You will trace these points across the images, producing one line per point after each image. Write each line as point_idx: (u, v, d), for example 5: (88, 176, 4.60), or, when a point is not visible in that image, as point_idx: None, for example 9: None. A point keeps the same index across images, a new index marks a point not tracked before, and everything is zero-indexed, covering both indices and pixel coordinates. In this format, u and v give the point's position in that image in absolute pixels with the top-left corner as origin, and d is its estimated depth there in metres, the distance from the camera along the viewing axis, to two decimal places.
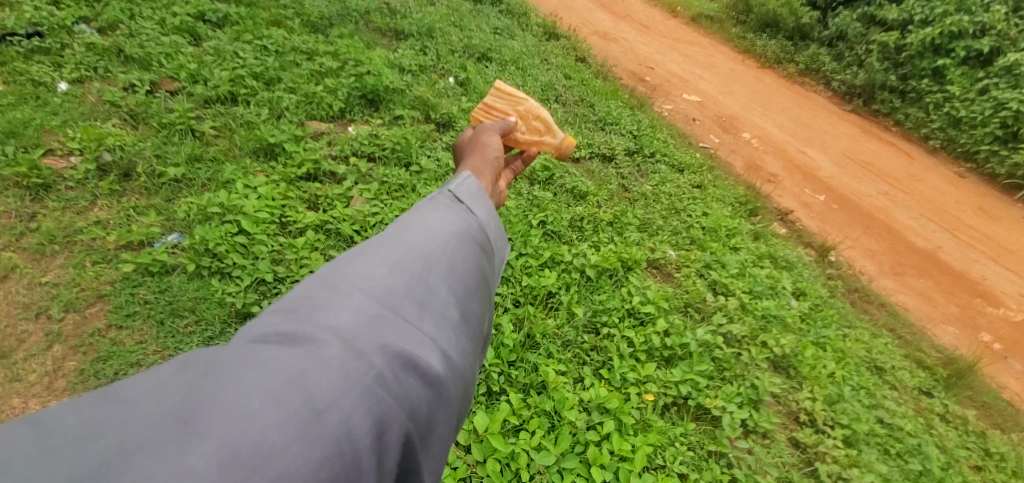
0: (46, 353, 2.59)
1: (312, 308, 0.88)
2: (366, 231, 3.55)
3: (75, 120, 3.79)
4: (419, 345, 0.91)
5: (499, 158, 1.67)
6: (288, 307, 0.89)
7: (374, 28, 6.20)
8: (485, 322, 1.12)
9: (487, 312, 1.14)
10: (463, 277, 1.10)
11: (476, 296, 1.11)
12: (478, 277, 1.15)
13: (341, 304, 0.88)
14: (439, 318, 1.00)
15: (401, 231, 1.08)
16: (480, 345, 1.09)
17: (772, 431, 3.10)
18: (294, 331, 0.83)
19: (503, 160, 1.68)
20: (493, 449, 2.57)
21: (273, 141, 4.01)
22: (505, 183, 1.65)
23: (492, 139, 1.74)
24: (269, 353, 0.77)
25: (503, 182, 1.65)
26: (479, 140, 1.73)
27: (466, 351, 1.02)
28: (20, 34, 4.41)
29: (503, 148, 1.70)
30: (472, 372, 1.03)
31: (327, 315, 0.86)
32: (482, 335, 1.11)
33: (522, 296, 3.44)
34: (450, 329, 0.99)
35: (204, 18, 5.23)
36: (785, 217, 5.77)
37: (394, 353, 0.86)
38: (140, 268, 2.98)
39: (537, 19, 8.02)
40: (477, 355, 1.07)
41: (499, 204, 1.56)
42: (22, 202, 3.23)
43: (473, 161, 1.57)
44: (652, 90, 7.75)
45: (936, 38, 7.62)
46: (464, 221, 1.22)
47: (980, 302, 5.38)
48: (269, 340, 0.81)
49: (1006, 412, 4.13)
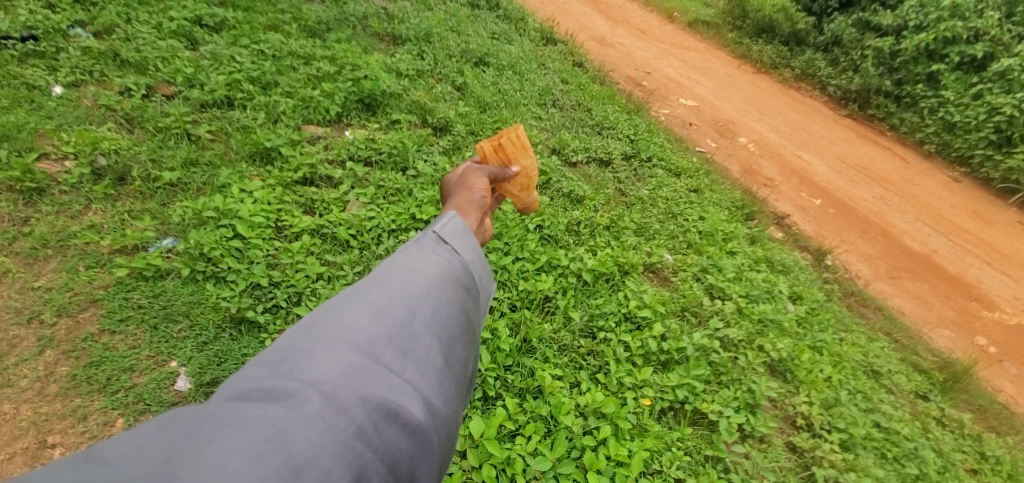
0: (38, 358, 2.56)
1: (297, 368, 1.03)
2: (363, 236, 3.55)
3: (70, 124, 3.78)
4: (395, 395, 1.08)
5: (482, 197, 1.97)
6: (276, 366, 1.04)
7: (372, 32, 6.21)
8: (461, 363, 1.30)
9: (460, 353, 1.32)
10: (436, 325, 1.27)
11: (448, 341, 1.29)
12: (452, 321, 1.33)
13: (324, 366, 1.04)
14: (415, 366, 1.16)
15: (382, 290, 1.25)
16: (456, 385, 1.26)
17: (769, 435, 3.09)
18: (280, 391, 0.97)
19: (488, 199, 2.00)
20: (489, 455, 2.56)
21: (269, 145, 4.00)
22: (490, 220, 1.99)
23: (479, 180, 2.04)
24: (254, 415, 0.91)
25: (489, 217, 1.99)
26: (466, 179, 2.04)
27: (443, 396, 1.19)
28: (14, 37, 4.39)
29: (488, 188, 2.02)
30: (450, 413, 1.20)
31: (310, 375, 1.02)
32: (458, 374, 1.28)
33: (518, 300, 3.43)
34: (423, 382, 1.15)
35: (201, 22, 5.23)
36: (782, 222, 5.80)
37: (372, 407, 1.02)
38: (134, 273, 2.97)
39: (534, 24, 8.06)
40: (453, 395, 1.24)
41: (483, 238, 1.92)
42: (15, 206, 3.21)
43: (458, 202, 1.89)
44: (648, 95, 7.79)
45: (930, 43, 7.70)
46: (438, 271, 1.39)
47: (975, 305, 5.40)
48: (255, 402, 0.95)
49: (1001, 416, 4.15)
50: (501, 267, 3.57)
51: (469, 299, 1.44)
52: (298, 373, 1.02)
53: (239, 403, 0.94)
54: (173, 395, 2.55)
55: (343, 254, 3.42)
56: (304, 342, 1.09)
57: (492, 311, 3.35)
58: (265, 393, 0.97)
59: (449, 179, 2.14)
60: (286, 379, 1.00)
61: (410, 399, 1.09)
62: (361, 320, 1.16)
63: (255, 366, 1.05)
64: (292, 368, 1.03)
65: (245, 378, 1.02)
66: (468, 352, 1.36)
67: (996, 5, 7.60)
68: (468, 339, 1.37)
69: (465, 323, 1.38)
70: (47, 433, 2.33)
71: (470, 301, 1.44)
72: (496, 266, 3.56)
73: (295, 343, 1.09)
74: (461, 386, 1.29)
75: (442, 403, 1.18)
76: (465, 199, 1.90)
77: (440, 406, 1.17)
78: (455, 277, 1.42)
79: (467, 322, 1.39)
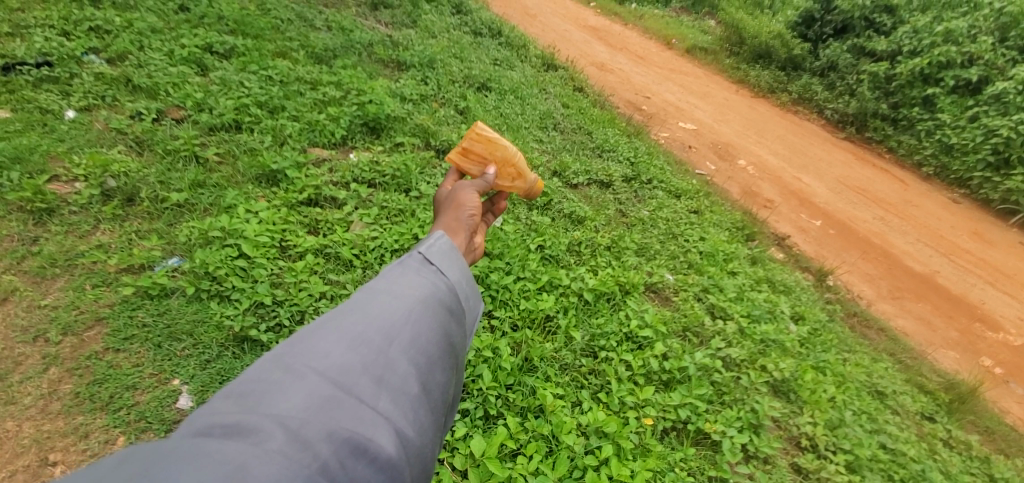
0: (43, 376, 2.57)
1: (263, 402, 1.04)
2: (365, 255, 3.59)
3: (81, 147, 3.87)
4: (365, 428, 1.08)
5: (472, 215, 2.01)
6: (243, 399, 1.05)
7: (377, 59, 6.37)
8: (438, 390, 1.32)
9: (438, 380, 1.34)
10: (413, 352, 1.31)
11: (425, 369, 1.31)
12: (429, 348, 1.36)
13: (293, 399, 1.06)
14: (389, 396, 1.18)
15: (357, 319, 1.29)
16: (433, 415, 1.27)
17: (774, 456, 3.06)
18: (243, 427, 0.98)
19: (479, 217, 2.05)
20: (489, 473, 2.54)
21: (275, 168, 4.08)
22: (480, 238, 2.04)
23: (469, 195, 2.09)
24: (213, 450, 0.90)
25: (479, 235, 2.04)
26: (457, 195, 2.07)
27: (418, 427, 1.20)
28: (30, 63, 4.53)
29: (478, 205, 2.05)
30: (425, 445, 1.21)
31: (276, 410, 1.03)
32: (435, 403, 1.29)
33: (520, 319, 3.45)
34: (399, 411, 1.17)
35: (211, 49, 5.38)
36: (782, 243, 5.83)
37: (338, 442, 1.03)
38: (140, 291, 3.00)
39: (535, 51, 8.26)
40: (428, 425, 1.25)
41: (473, 257, 1.96)
42: (25, 226, 3.26)
43: (447, 223, 1.94)
44: (648, 118, 7.93)
45: (924, 68, 7.84)
46: (418, 296, 1.43)
47: (980, 326, 5.37)
48: (216, 437, 0.94)
49: (1010, 438, 4.09)
50: (502, 287, 3.58)
51: (450, 323, 1.48)
52: (263, 408, 1.03)
53: (199, 439, 0.94)
54: (175, 413, 2.54)
55: (346, 273, 3.46)
56: (274, 374, 1.11)
57: (494, 331, 3.36)
58: (227, 429, 0.97)
59: (441, 192, 2.17)
60: (251, 413, 1.01)
61: (381, 431, 1.10)
62: (334, 352, 1.19)
63: (223, 399, 1.06)
64: (257, 402, 1.04)
65: (209, 412, 1.02)
66: (446, 379, 1.38)
67: (989, 30, 7.75)
68: (448, 367, 1.40)
69: (445, 350, 1.41)
70: (48, 450, 2.33)
71: (452, 326, 1.48)
72: (497, 286, 3.57)
73: (265, 375, 1.10)
74: (439, 415, 1.30)
75: (415, 435, 1.18)
76: (454, 219, 1.95)
77: (413, 437, 1.17)
78: (436, 302, 1.47)
79: (446, 348, 1.42)
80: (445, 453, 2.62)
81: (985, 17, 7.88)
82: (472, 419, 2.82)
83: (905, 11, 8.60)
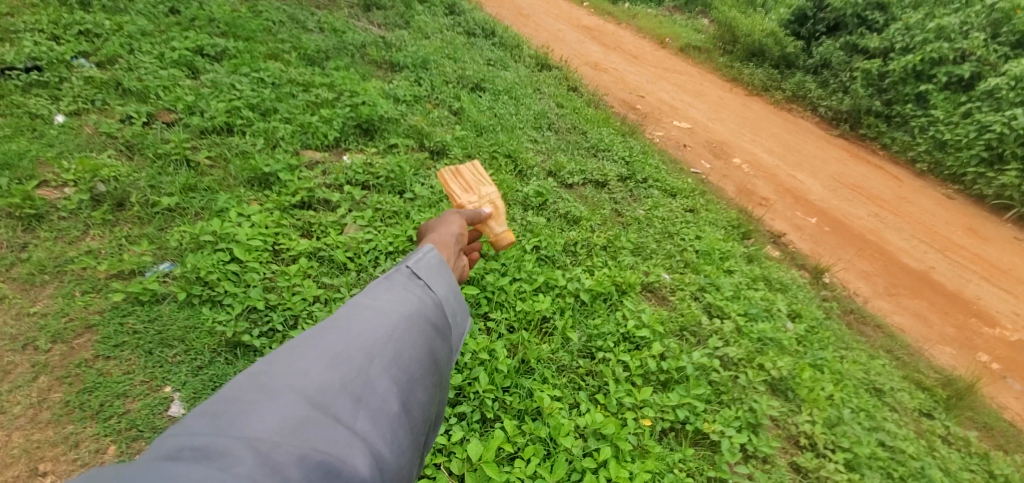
0: (32, 384, 2.53)
1: (237, 423, 1.01)
2: (360, 258, 3.56)
3: (71, 151, 3.82)
4: (340, 450, 1.06)
5: (458, 234, 2.05)
6: (216, 418, 1.02)
7: (369, 60, 6.33)
8: (418, 410, 1.29)
9: (419, 398, 1.32)
10: (395, 370, 1.29)
11: (406, 387, 1.29)
12: (411, 366, 1.34)
13: (266, 416, 1.04)
14: (368, 414, 1.16)
15: (338, 337, 1.27)
16: (412, 434, 1.25)
17: (773, 455, 3.04)
18: (213, 450, 0.94)
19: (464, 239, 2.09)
20: (486, 478, 2.51)
21: (267, 171, 4.04)
22: (465, 259, 2.02)
23: (455, 219, 2.15)
24: (178, 473, 0.87)
25: (465, 255, 2.03)
26: (445, 218, 2.14)
27: (395, 449, 1.17)
28: (19, 68, 4.47)
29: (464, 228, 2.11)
30: (403, 467, 1.18)
31: (249, 432, 1.00)
32: (415, 422, 1.27)
33: (516, 321, 3.42)
34: (381, 428, 1.16)
35: (203, 52, 5.34)
36: (778, 241, 5.84)
37: (310, 466, 0.99)
38: (130, 297, 2.96)
39: (529, 51, 8.25)
40: (407, 445, 1.22)
41: (459, 275, 1.93)
42: (14, 232, 3.21)
43: (434, 238, 1.96)
44: (643, 117, 7.91)
45: (917, 64, 7.88)
46: (403, 311, 1.42)
47: (976, 322, 5.37)
48: (184, 461, 0.91)
49: (1008, 434, 4.08)
50: (498, 288, 3.55)
51: (435, 340, 1.46)
52: (234, 430, 1.00)
53: (166, 463, 0.90)
54: (166, 421, 2.50)
55: (340, 276, 3.42)
56: (249, 393, 1.08)
57: (489, 334, 3.33)
58: (196, 452, 0.93)
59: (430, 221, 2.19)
60: (221, 436, 0.98)
61: (357, 452, 1.08)
62: (313, 369, 1.17)
63: (195, 417, 1.03)
64: (229, 423, 1.01)
65: (181, 433, 0.99)
66: (428, 397, 1.36)
67: (981, 26, 7.78)
68: (430, 384, 1.37)
69: (428, 367, 1.39)
70: (37, 461, 2.28)
71: (437, 342, 1.46)
72: (493, 287, 3.55)
73: (242, 394, 1.08)
74: (418, 434, 1.28)
75: (392, 456, 1.15)
76: (440, 232, 1.99)
77: (390, 458, 1.14)
78: (422, 318, 1.45)
79: (430, 365, 1.40)
80: (442, 457, 2.58)
81: (976, 14, 7.93)
82: (469, 422, 2.79)
83: (897, 9, 8.69)
